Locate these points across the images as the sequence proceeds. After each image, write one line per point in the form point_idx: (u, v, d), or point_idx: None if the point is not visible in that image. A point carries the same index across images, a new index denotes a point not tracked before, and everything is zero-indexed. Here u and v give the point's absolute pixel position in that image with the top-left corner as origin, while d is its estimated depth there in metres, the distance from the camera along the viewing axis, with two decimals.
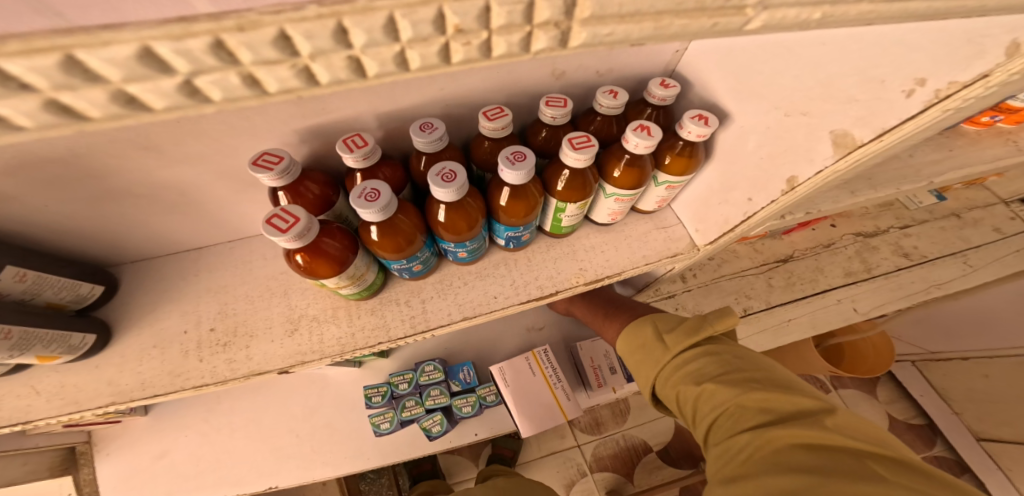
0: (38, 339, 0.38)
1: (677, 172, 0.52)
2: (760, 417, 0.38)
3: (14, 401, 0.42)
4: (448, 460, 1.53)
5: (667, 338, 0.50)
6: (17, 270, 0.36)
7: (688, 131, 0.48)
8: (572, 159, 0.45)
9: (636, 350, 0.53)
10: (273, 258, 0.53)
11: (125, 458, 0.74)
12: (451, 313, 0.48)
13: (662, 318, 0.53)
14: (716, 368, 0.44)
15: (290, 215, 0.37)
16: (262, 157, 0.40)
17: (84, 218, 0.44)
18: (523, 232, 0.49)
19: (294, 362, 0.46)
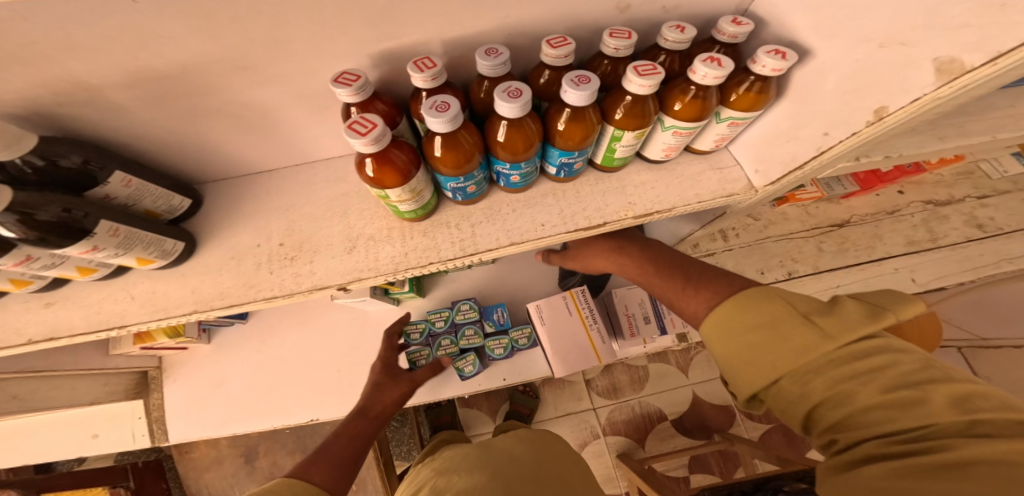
0: (140, 240, 0.39)
1: (745, 108, 0.46)
2: (965, 431, 0.26)
3: (113, 304, 0.45)
4: (468, 414, 1.60)
5: (819, 320, 0.33)
6: (123, 176, 0.40)
7: (761, 65, 0.41)
8: (635, 87, 0.40)
9: (753, 328, 0.36)
10: (336, 181, 0.53)
11: (190, 384, 0.81)
12: (499, 237, 0.49)
13: (797, 296, 0.36)
14: (898, 370, 0.29)
15: (369, 121, 0.36)
16: (342, 75, 0.39)
17: (173, 137, 0.45)
18: (576, 159, 0.48)
19: (351, 278, 0.47)
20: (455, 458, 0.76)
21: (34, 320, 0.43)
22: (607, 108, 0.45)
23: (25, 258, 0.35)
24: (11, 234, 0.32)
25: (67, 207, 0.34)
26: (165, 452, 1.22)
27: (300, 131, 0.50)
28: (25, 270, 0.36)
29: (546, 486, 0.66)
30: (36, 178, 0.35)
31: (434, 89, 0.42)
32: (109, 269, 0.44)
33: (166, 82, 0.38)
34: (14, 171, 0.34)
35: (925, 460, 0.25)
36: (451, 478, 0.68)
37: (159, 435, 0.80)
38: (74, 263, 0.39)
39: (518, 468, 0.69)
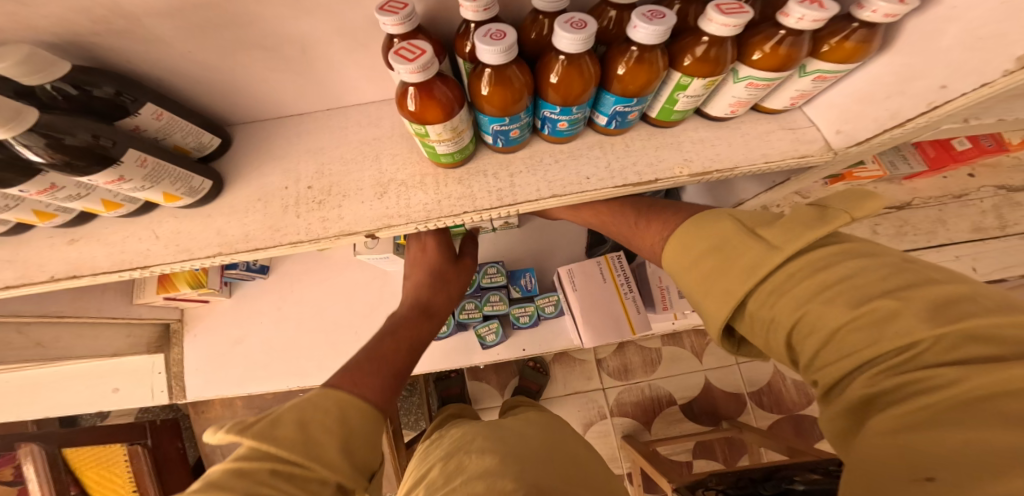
0: (168, 174, 0.36)
1: (840, 62, 0.36)
2: (959, 349, 0.21)
3: (138, 243, 0.41)
4: (475, 387, 1.60)
5: (766, 234, 0.31)
6: (154, 108, 0.35)
7: (870, 11, 0.31)
8: (714, 27, 0.31)
9: (702, 254, 0.34)
10: (369, 125, 0.48)
11: (211, 340, 0.80)
12: (540, 189, 0.44)
13: (749, 213, 0.34)
14: (874, 277, 0.25)
15: (416, 47, 0.31)
16: (389, 2, 0.33)
17: (203, 79, 0.40)
18: (634, 107, 0.39)
19: (381, 225, 0.43)
20: (466, 438, 0.73)
21: (58, 258, 0.40)
22: (675, 52, 0.35)
23: (50, 186, 0.32)
24: (37, 158, 0.29)
25: (95, 134, 0.30)
26: (182, 411, 1.24)
27: (337, 73, 0.43)
28: (48, 198, 0.33)
29: (562, 471, 0.63)
30: (66, 105, 0.31)
31: (484, 22, 0.35)
32: (135, 205, 0.40)
33: (206, 11, 0.32)
34: (43, 96, 0.30)
35: (939, 396, 0.20)
36: (463, 460, 0.66)
37: (177, 392, 0.80)
38: (99, 196, 0.36)
39: (532, 452, 0.66)
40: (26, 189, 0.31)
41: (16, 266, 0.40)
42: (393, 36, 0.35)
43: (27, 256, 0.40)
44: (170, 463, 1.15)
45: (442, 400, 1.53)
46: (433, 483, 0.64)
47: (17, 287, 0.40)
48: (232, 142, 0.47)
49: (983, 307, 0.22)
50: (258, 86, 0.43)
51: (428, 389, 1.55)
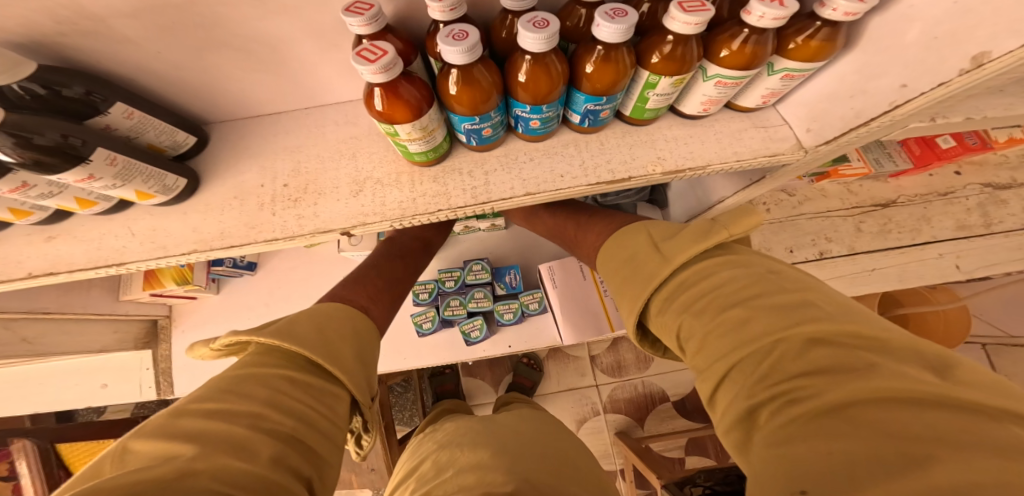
0: (140, 172, 0.36)
1: (807, 61, 0.34)
2: (809, 355, 0.27)
3: (114, 240, 0.42)
4: (470, 384, 1.61)
5: (666, 247, 0.39)
6: (125, 107, 0.35)
7: (830, 9, 0.30)
8: (677, 25, 0.30)
9: (621, 263, 0.42)
10: (346, 123, 0.48)
11: (199, 336, 0.81)
12: (514, 186, 0.44)
13: (659, 225, 0.42)
14: (740, 289, 0.33)
15: (379, 48, 0.31)
16: (355, 2, 0.33)
17: (175, 80, 0.40)
18: (604, 106, 0.39)
19: (356, 222, 0.44)
20: (459, 433, 0.75)
21: (34, 254, 0.41)
22: (641, 50, 0.34)
23: (21, 185, 0.32)
24: (6, 157, 0.29)
25: (65, 133, 0.30)
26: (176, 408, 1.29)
27: (312, 72, 0.44)
28: (20, 197, 0.33)
29: (550, 462, 0.64)
30: (35, 104, 0.31)
31: (452, 22, 0.35)
32: (111, 203, 0.40)
33: (170, 11, 0.32)
34: (11, 96, 0.30)
35: (804, 406, 0.25)
36: (455, 454, 0.67)
37: (165, 388, 0.81)
38: (73, 195, 0.36)
39: (521, 446, 0.67)
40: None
41: None
42: (361, 37, 0.36)
43: (3, 253, 0.41)
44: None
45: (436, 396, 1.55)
46: (424, 476, 0.66)
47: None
48: (210, 141, 0.47)
49: (825, 317, 0.28)
50: (231, 85, 0.43)
51: (422, 386, 1.56)
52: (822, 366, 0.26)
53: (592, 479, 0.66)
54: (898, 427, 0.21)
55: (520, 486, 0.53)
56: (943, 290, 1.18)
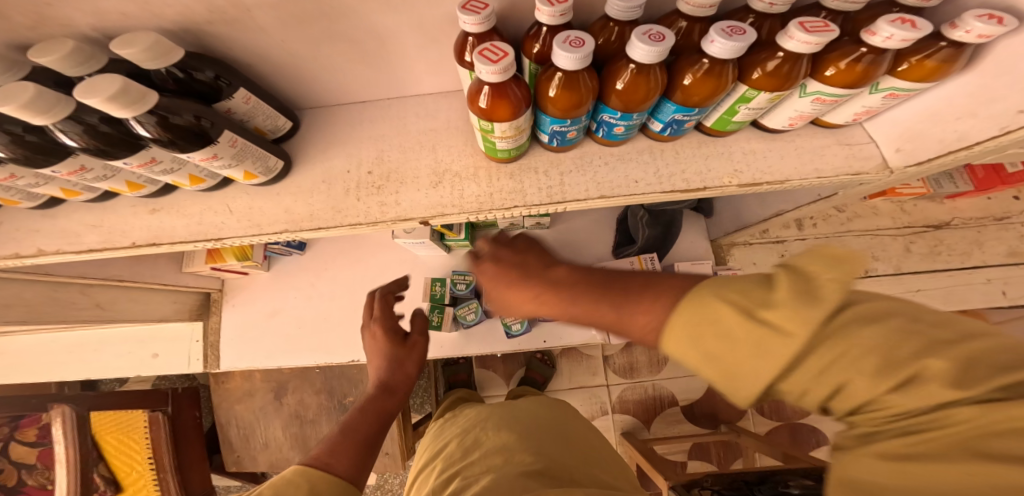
0: (250, 154, 0.39)
1: (914, 80, 0.35)
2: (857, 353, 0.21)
3: (212, 216, 0.44)
4: (482, 375, 1.63)
5: (767, 315, 0.23)
6: (244, 93, 0.38)
7: (963, 31, 0.31)
8: (793, 44, 0.31)
9: (701, 335, 0.26)
10: (429, 115, 0.50)
11: (246, 311, 0.84)
12: (588, 189, 0.46)
13: (731, 283, 0.26)
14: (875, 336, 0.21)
15: (500, 49, 0.33)
16: (470, 1, 0.35)
17: (283, 65, 0.42)
18: (693, 117, 0.40)
19: (435, 213, 0.45)
20: (481, 416, 0.77)
21: (138, 225, 0.44)
22: (744, 64, 0.35)
23: (149, 160, 0.35)
24: (145, 133, 0.32)
25: (197, 115, 0.33)
26: (200, 381, 1.34)
27: (405, 64, 0.45)
28: (144, 171, 0.36)
29: (575, 444, 0.68)
30: (174, 87, 0.35)
31: (559, 26, 0.36)
32: (215, 181, 0.43)
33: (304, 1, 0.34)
34: (158, 79, 0.34)
35: (932, 438, 0.19)
36: (480, 436, 0.70)
37: (211, 361, 0.84)
38: (187, 172, 0.39)
39: (543, 428, 0.70)
40: (130, 161, 0.34)
41: (102, 231, 0.43)
42: (468, 35, 0.37)
43: (112, 222, 0.43)
44: (188, 435, 1.13)
45: (449, 385, 1.57)
46: (452, 456, 0.68)
47: (101, 252, 0.43)
48: (300, 126, 0.49)
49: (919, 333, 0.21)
50: (330, 73, 0.45)
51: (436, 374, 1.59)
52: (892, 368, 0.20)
53: (610, 457, 0.70)
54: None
55: (550, 466, 0.57)
56: None
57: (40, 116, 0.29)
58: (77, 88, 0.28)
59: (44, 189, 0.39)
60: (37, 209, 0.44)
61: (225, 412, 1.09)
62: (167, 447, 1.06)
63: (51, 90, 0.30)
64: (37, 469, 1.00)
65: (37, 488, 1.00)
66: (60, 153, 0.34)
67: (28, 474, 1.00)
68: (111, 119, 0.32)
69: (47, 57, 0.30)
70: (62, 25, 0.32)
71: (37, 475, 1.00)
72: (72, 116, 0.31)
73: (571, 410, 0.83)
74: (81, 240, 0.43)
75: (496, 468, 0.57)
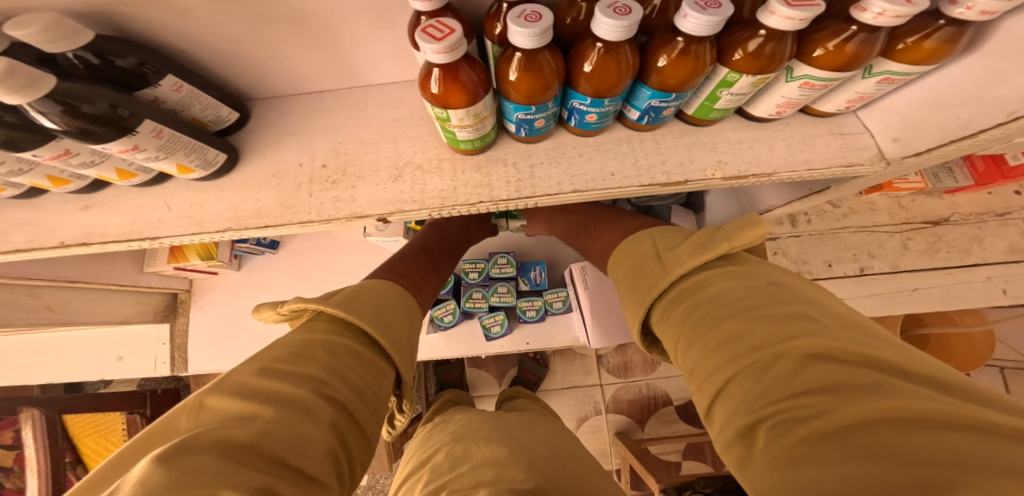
0: (183, 145, 0.35)
1: (911, 62, 0.32)
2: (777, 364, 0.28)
3: (150, 213, 0.41)
4: (472, 375, 1.60)
5: (668, 257, 0.40)
6: (174, 80, 0.34)
7: (963, 8, 0.27)
8: (775, 20, 0.27)
9: (628, 264, 0.44)
10: (390, 105, 0.47)
11: (217, 312, 0.81)
12: (561, 182, 0.42)
13: (664, 233, 0.44)
14: (743, 297, 0.33)
15: (445, 26, 0.29)
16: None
17: (223, 49, 0.38)
18: (670, 103, 0.36)
19: (394, 209, 0.42)
20: (470, 427, 0.74)
21: (69, 222, 0.40)
22: (723, 44, 0.32)
23: (63, 152, 0.31)
24: (52, 125, 0.28)
25: (113, 103, 0.30)
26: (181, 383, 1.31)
27: (360, 50, 0.42)
28: (62, 164, 0.33)
29: (568, 460, 0.63)
30: (86, 74, 0.30)
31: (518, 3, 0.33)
32: (150, 175, 0.39)
33: None
34: (65, 64, 0.30)
35: (808, 424, 0.24)
36: (469, 447, 0.66)
37: (180, 364, 0.80)
38: (113, 165, 0.35)
39: (534, 442, 0.67)
40: (40, 154, 0.31)
41: (30, 229, 0.40)
42: (420, 13, 0.33)
43: (40, 220, 0.40)
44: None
45: (441, 385, 1.54)
46: (439, 467, 0.65)
47: (27, 252, 0.39)
48: (252, 117, 0.46)
49: (817, 332, 0.29)
50: (278, 59, 0.41)
51: (425, 373, 1.56)
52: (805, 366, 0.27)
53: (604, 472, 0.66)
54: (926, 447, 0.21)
55: (542, 484, 0.53)
56: (969, 313, 1.14)
57: None
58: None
59: None
60: None
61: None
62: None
63: None
64: (14, 471, 1.03)
65: (13, 491, 1.03)
66: None
67: (7, 476, 1.03)
68: (8, 108, 0.29)
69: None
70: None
71: (15, 478, 1.03)
72: None
73: (562, 430, 0.78)
74: (5, 239, 0.39)
75: (485, 482, 0.54)
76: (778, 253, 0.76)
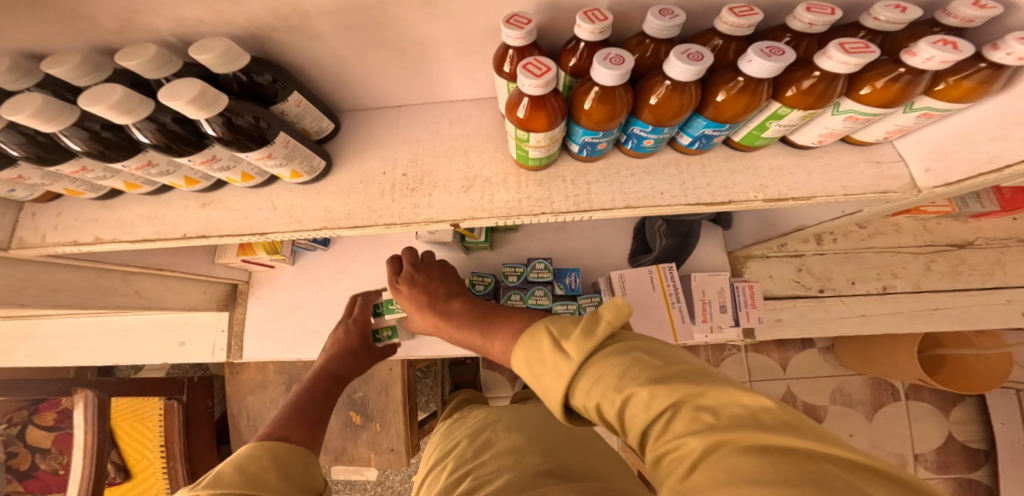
0: (299, 154, 0.43)
1: (952, 99, 0.35)
2: (734, 459, 0.21)
3: (259, 212, 0.48)
4: (488, 376, 1.64)
5: (567, 345, 0.31)
6: (297, 97, 0.43)
7: (1004, 53, 0.30)
8: (831, 64, 0.32)
9: (530, 366, 0.34)
10: (460, 122, 0.53)
11: (270, 303, 0.87)
12: (615, 199, 0.47)
13: (560, 321, 0.35)
14: (639, 372, 0.28)
15: (542, 64, 0.35)
16: (514, 17, 0.37)
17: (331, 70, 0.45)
18: (722, 132, 0.41)
19: (465, 216, 0.47)
20: (491, 419, 0.79)
21: (190, 217, 0.48)
22: (779, 82, 0.36)
23: (211, 158, 0.39)
24: (212, 132, 0.36)
25: (256, 117, 0.37)
26: (213, 371, 1.38)
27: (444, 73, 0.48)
28: (205, 168, 0.41)
29: (583, 450, 0.67)
30: (237, 89, 0.39)
31: (597, 43, 0.38)
32: (264, 178, 0.47)
33: None
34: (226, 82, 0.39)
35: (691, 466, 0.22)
36: (492, 437, 0.71)
37: (235, 351, 0.86)
38: (240, 170, 0.43)
39: (546, 430, 0.72)
40: (194, 159, 0.39)
41: (155, 222, 0.49)
42: (509, 48, 0.39)
43: (167, 213, 0.49)
44: (199, 422, 1.15)
45: (456, 385, 1.58)
46: (464, 454, 0.70)
47: (152, 242, 0.48)
48: (341, 128, 0.54)
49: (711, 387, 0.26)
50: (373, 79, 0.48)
51: (443, 373, 1.60)
52: (753, 445, 0.21)
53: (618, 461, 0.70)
54: (758, 474, 0.20)
55: (559, 465, 0.58)
56: (988, 335, 1.16)
57: (124, 116, 0.34)
58: (163, 92, 0.33)
59: (110, 181, 0.45)
60: (96, 199, 0.50)
61: (238, 402, 1.12)
62: (178, 433, 1.11)
63: (134, 92, 0.34)
64: (51, 453, 1.04)
65: (48, 472, 1.03)
66: (132, 149, 0.39)
67: (42, 458, 1.03)
68: (181, 119, 0.37)
69: (132, 61, 0.35)
70: (144, 31, 0.38)
71: (50, 459, 1.03)
72: (148, 116, 0.35)
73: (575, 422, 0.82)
74: (134, 230, 0.49)
75: (508, 468, 0.59)
76: (802, 270, 0.80)
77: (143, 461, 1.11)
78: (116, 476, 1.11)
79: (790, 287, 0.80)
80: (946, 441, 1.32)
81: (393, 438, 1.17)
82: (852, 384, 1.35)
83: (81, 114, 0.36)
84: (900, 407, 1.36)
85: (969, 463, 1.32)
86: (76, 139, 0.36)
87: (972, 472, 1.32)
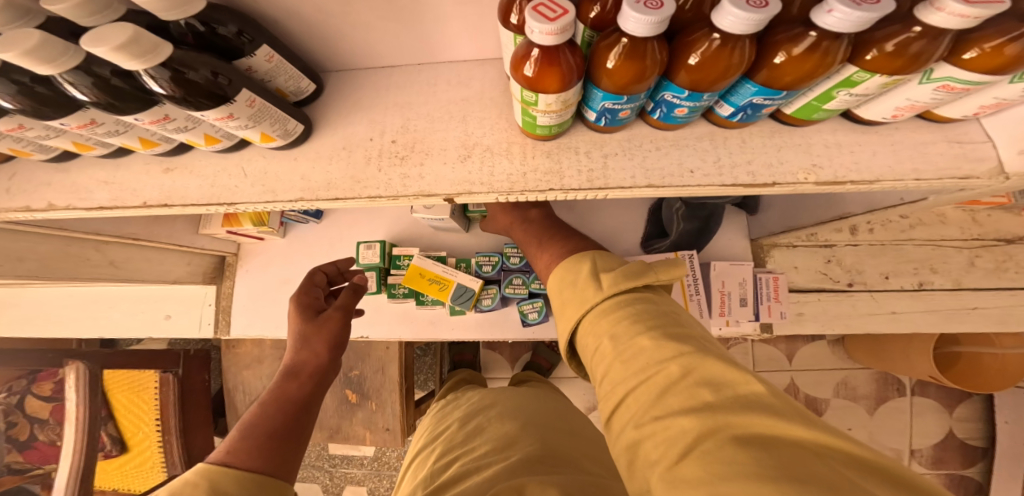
0: (269, 116, 0.37)
1: None
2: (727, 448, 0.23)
3: (228, 179, 0.43)
4: (486, 356, 1.62)
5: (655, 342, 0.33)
6: (267, 51, 0.36)
7: None
8: (941, 17, 0.24)
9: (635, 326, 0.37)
10: (461, 84, 0.46)
11: (260, 276, 0.83)
12: (635, 176, 0.40)
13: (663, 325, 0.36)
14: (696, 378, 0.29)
15: (557, 6, 0.28)
16: None
17: None
18: (775, 101, 0.33)
19: (461, 190, 0.41)
20: (484, 403, 0.74)
21: (152, 184, 0.44)
22: (856, 41, 0.29)
23: (163, 118, 0.34)
24: (159, 89, 0.30)
25: (215, 72, 0.31)
26: (212, 343, 1.38)
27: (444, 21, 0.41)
28: (159, 129, 0.35)
29: (579, 435, 0.65)
30: (194, 41, 0.34)
31: None
32: (232, 142, 0.42)
33: None
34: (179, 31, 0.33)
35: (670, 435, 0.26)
36: (484, 422, 0.67)
37: (222, 326, 0.83)
38: (201, 131, 0.38)
39: (546, 414, 0.69)
40: (142, 117, 0.33)
41: (112, 188, 0.44)
42: None
43: (127, 179, 0.44)
44: (194, 396, 1.14)
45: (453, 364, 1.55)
46: (453, 439, 0.67)
47: (110, 209, 0.44)
48: (326, 88, 0.48)
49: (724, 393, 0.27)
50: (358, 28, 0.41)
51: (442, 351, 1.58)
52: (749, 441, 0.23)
53: None
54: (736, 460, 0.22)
55: (545, 451, 0.55)
56: None
57: (45, 65, 0.28)
58: (87, 37, 0.27)
59: (56, 141, 0.39)
60: (49, 161, 0.45)
61: (233, 376, 1.11)
62: (173, 407, 1.10)
63: (60, 38, 0.29)
64: (48, 424, 1.04)
65: (46, 444, 1.04)
66: (71, 106, 0.33)
67: (40, 428, 1.04)
68: (125, 71, 0.31)
69: (61, 3, 0.29)
70: None
71: (47, 430, 1.04)
72: (81, 67, 0.30)
73: (559, 401, 0.79)
74: (89, 196, 0.44)
75: (497, 458, 0.55)
76: (831, 261, 0.74)
77: (139, 434, 1.11)
78: (112, 448, 1.12)
79: (815, 279, 0.74)
80: (946, 438, 1.30)
81: (388, 418, 1.15)
82: (861, 379, 1.31)
83: (4, 64, 0.30)
84: (906, 402, 1.32)
85: (964, 460, 1.30)
86: (2, 94, 0.31)
87: (966, 470, 1.30)
